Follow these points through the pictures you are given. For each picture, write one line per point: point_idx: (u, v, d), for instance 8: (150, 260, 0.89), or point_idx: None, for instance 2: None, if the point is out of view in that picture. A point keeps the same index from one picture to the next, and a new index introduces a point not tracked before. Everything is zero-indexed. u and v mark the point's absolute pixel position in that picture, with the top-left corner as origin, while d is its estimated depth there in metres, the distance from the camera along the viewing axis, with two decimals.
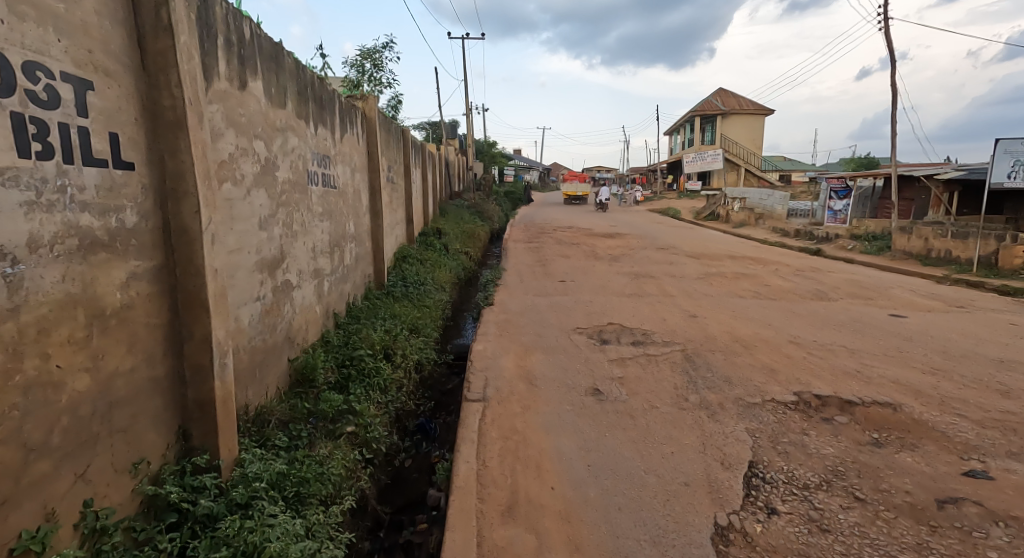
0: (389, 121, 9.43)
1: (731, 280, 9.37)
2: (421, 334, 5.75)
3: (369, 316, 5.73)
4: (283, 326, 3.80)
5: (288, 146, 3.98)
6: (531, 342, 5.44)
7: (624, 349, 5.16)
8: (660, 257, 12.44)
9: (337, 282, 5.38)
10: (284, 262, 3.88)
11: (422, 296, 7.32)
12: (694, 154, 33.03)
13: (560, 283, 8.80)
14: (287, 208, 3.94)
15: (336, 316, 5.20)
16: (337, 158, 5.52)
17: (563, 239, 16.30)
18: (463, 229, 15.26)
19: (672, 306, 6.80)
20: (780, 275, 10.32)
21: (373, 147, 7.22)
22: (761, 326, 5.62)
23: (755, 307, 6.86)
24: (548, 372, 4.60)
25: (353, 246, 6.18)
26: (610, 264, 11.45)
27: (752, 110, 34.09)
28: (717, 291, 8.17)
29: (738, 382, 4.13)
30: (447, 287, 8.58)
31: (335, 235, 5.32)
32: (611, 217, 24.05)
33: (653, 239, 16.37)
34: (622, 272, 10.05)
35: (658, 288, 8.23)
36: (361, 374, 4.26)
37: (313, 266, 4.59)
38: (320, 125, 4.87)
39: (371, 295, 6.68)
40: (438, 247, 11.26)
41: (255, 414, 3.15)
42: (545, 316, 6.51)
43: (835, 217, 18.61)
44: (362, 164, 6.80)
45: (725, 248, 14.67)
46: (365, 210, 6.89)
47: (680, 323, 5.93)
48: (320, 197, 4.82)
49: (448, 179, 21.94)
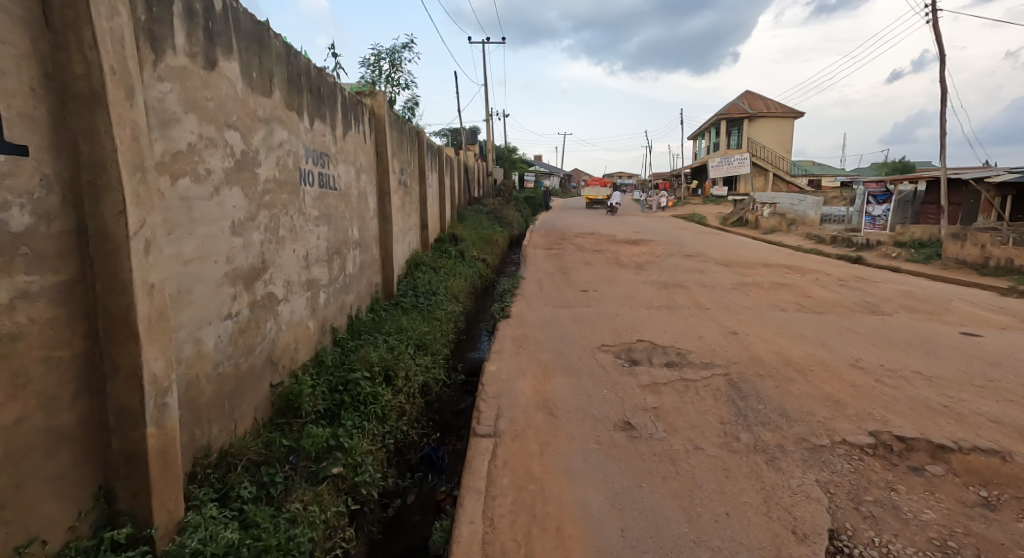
0: (402, 122, 8.94)
1: (769, 291, 8.66)
2: (428, 351, 5.22)
3: (372, 331, 5.23)
4: (264, 347, 3.29)
5: (274, 140, 3.49)
6: (551, 362, 4.86)
7: (657, 372, 4.54)
8: (689, 265, 11.73)
9: (336, 293, 4.87)
10: (267, 272, 3.37)
11: (433, 307, 6.80)
12: (720, 158, 32.07)
13: (583, 294, 8.21)
14: (271, 210, 3.43)
15: (334, 331, 4.70)
16: (338, 157, 5.03)
17: (585, 245, 15.67)
18: (481, 235, 14.73)
19: (708, 321, 6.15)
20: (822, 285, 9.56)
21: (382, 147, 6.74)
22: (814, 346, 4.95)
23: (802, 322, 6.17)
24: (571, 399, 4.01)
25: (357, 253, 5.68)
26: (635, 272, 10.81)
27: (781, 113, 33.04)
28: (755, 303, 7.49)
29: (797, 417, 3.49)
30: (461, 297, 8.05)
31: (334, 241, 4.82)
32: (634, 223, 23.32)
33: (679, 245, 15.64)
34: (649, 281, 9.40)
35: (690, 299, 7.57)
36: (355, 401, 3.74)
37: (306, 276, 4.08)
38: (316, 119, 4.38)
39: (376, 306, 6.18)
40: (454, 254, 10.75)
41: (219, 457, 2.63)
42: (568, 331, 5.92)
43: (872, 222, 17.75)
44: (370, 165, 6.32)
45: (757, 255, 13.87)
46: (372, 214, 6.40)
47: (719, 341, 5.28)
48: (315, 199, 4.32)
49: (467, 183, 21.47)
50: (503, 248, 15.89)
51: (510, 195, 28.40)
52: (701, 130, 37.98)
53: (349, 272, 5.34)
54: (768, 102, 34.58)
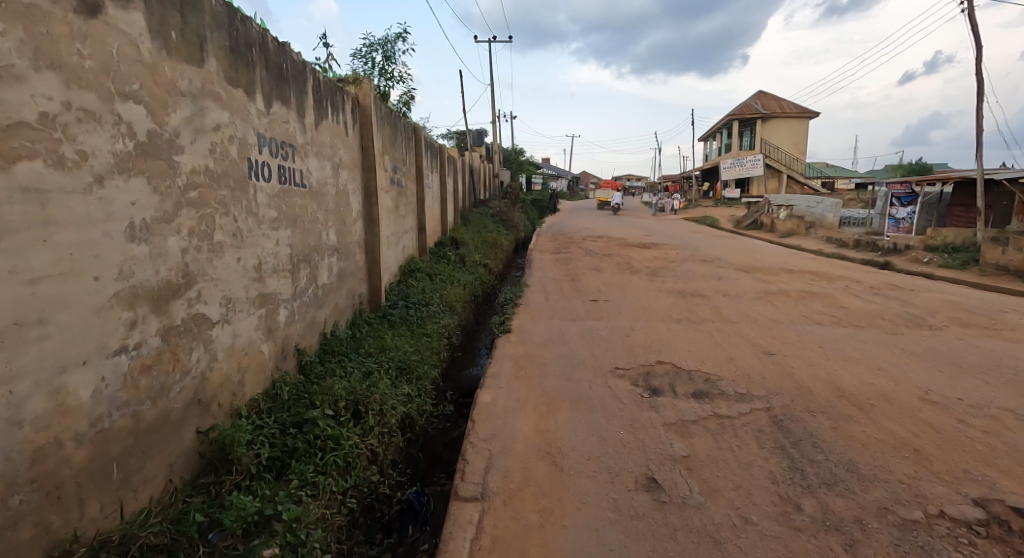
0: (395, 116, 8.25)
1: (798, 301, 7.88)
2: (412, 374, 4.49)
3: (346, 351, 4.49)
4: (186, 385, 2.56)
5: (205, 120, 2.77)
6: (556, 391, 4.11)
7: (683, 404, 3.79)
8: (706, 271, 10.94)
9: (302, 308, 4.14)
10: (194, 288, 2.65)
11: (424, 320, 6.07)
12: (733, 159, 31.18)
13: (592, 304, 7.45)
14: (202, 209, 2.72)
15: (297, 354, 3.97)
16: (308, 149, 4.33)
17: (593, 249, 14.94)
18: (484, 238, 14.02)
19: (737, 337, 5.37)
20: (854, 293, 8.75)
21: (368, 142, 6.06)
22: (868, 372, 4.17)
23: (844, 339, 5.38)
24: (580, 442, 3.26)
25: (334, 261, 4.96)
26: (649, 279, 10.04)
27: (795, 114, 32.09)
28: (786, 315, 6.69)
29: (872, 475, 2.72)
30: (458, 307, 7.31)
31: (299, 246, 4.09)
32: (645, 225, 22.52)
33: (693, 249, 14.84)
34: (664, 290, 8.63)
35: (713, 311, 6.80)
36: (311, 447, 3.00)
37: (257, 291, 3.36)
38: (275, 101, 3.67)
39: (358, 321, 5.46)
40: (453, 259, 10.04)
41: (94, 549, 1.91)
42: (576, 349, 5.17)
43: (896, 225, 16.85)
44: (353, 161, 5.63)
45: (777, 261, 13.03)
46: (355, 217, 5.70)
47: (754, 364, 4.51)
48: (273, 197, 3.61)
49: (472, 185, 20.81)
50: (508, 253, 15.16)
51: (517, 196, 27.69)
52: (712, 131, 37.09)
53: (322, 284, 4.62)
54: (781, 102, 33.65)
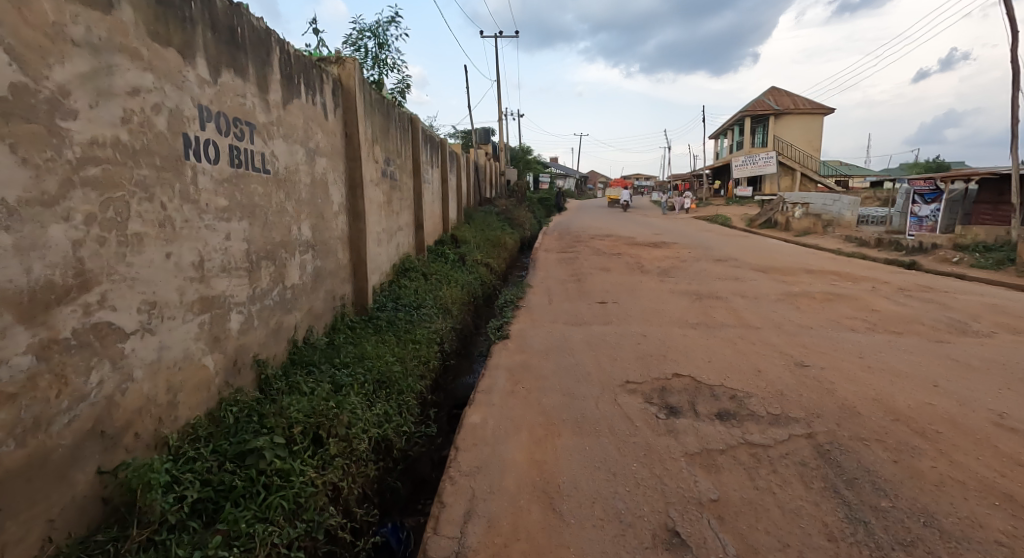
0: (388, 104, 7.70)
1: (824, 304, 7.25)
2: (391, 388, 3.94)
3: (317, 363, 3.95)
4: (78, 415, 2.01)
5: (114, 81, 2.22)
6: (557, 410, 3.54)
7: (708, 428, 3.20)
8: (721, 271, 10.32)
9: (264, 312, 3.60)
10: (98, 291, 2.11)
11: (413, 324, 5.52)
12: (745, 157, 30.40)
13: (600, 306, 6.87)
14: (109, 192, 2.18)
15: (254, 366, 3.41)
16: (274, 130, 3.78)
17: (602, 248, 14.34)
18: (487, 237, 13.48)
19: (763, 345, 4.77)
20: (885, 295, 8.09)
21: (352, 128, 5.52)
22: (923, 389, 3.56)
23: (885, 348, 4.75)
24: (584, 478, 2.69)
25: (308, 259, 4.43)
26: (660, 279, 9.44)
27: (809, 110, 31.25)
28: (813, 320, 6.06)
29: (958, 534, 2.13)
30: (453, 309, 6.77)
31: (260, 240, 3.55)
32: (654, 224, 21.88)
33: (707, 248, 14.19)
34: (677, 291, 8.03)
35: (733, 315, 6.18)
36: (253, 485, 2.45)
37: (197, 295, 2.81)
38: (226, 70, 3.13)
39: (336, 328, 4.92)
40: (452, 258, 9.50)
41: None
42: (580, 359, 4.59)
43: (919, 223, 16.15)
44: (334, 148, 5.09)
45: (795, 260, 12.36)
46: (335, 210, 5.17)
47: (785, 379, 3.92)
48: (222, 182, 3.07)
49: (477, 183, 20.25)
50: (512, 252, 14.58)
51: (524, 195, 27.12)
52: (723, 128, 36.29)
53: (292, 284, 4.08)
54: (795, 98, 32.81)
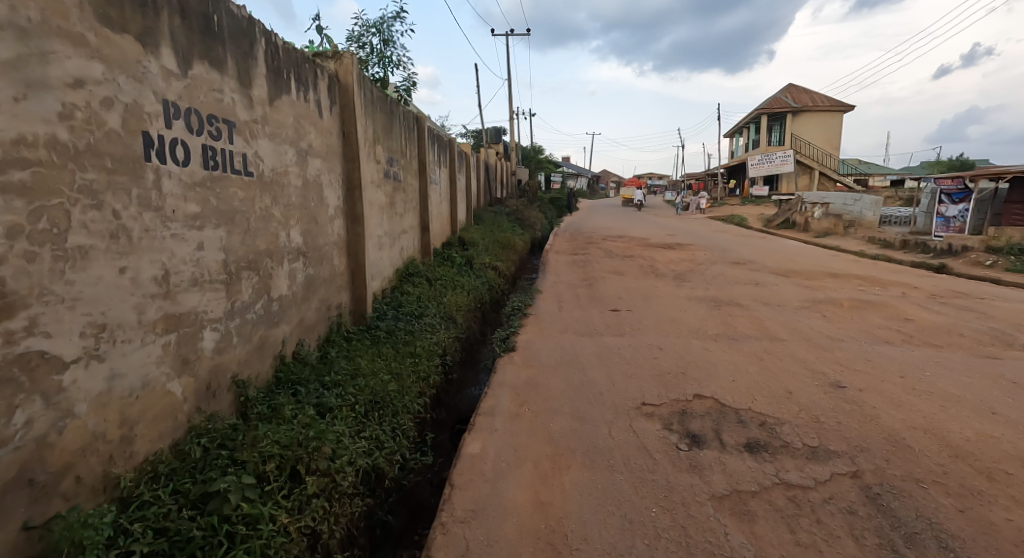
0: (392, 101, 7.39)
1: (852, 312, 6.81)
2: (385, 409, 3.62)
3: (305, 382, 3.64)
4: None
5: (49, 71, 1.91)
6: (566, 439, 3.19)
7: (736, 464, 2.84)
8: (740, 276, 9.89)
9: (245, 328, 3.29)
10: (26, 318, 1.81)
11: (414, 335, 5.20)
12: (761, 156, 29.75)
13: (612, 314, 6.50)
14: (43, 200, 1.87)
15: (233, 387, 3.11)
16: (259, 129, 3.48)
17: (614, 250, 13.95)
18: (496, 239, 13.14)
19: (792, 361, 4.38)
20: (916, 302, 7.63)
21: (350, 127, 5.21)
22: (980, 419, 3.16)
23: (927, 366, 4.34)
24: (598, 527, 2.35)
25: (299, 268, 4.12)
26: (676, 284, 9.04)
27: (828, 107, 30.50)
28: (843, 331, 5.65)
29: None
30: (458, 317, 6.45)
31: (240, 250, 3.24)
32: (668, 225, 21.39)
33: (723, 250, 13.74)
34: (695, 298, 7.63)
35: (756, 325, 5.79)
36: (215, 535, 2.13)
37: (161, 313, 2.50)
38: (199, 62, 2.82)
39: (331, 340, 4.61)
40: (458, 262, 9.18)
41: None
42: (592, 375, 4.24)
43: (946, 224, 15.57)
44: (329, 148, 4.78)
45: (817, 264, 11.86)
46: (331, 214, 4.87)
47: (821, 403, 3.53)
48: (194, 187, 2.77)
49: (487, 183, 19.93)
50: (522, 254, 14.24)
51: (535, 195, 26.75)
52: (739, 126, 35.60)
53: (279, 296, 3.78)
54: (813, 95, 32.04)
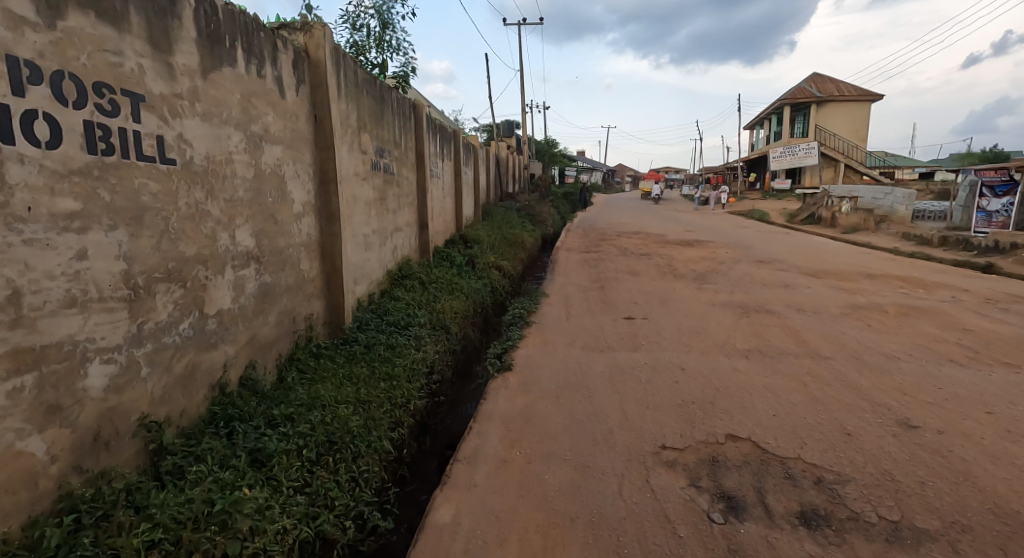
0: (383, 85, 6.70)
1: (901, 321, 5.98)
2: (343, 452, 2.95)
3: (247, 418, 2.98)
4: None
5: None
6: (563, 501, 2.50)
7: (790, 549, 2.12)
8: (767, 277, 9.07)
9: (162, 355, 2.62)
10: None
11: (396, 350, 4.53)
12: (783, 148, 28.58)
13: (626, 323, 5.75)
14: None
15: (141, 432, 2.44)
16: (185, 105, 2.80)
17: (629, 247, 13.18)
18: (504, 236, 12.45)
19: (844, 389, 3.60)
20: (972, 308, 6.75)
21: (323, 111, 4.55)
22: None
23: (1011, 395, 3.55)
24: None
25: (250, 276, 3.46)
26: (697, 285, 8.27)
27: (855, 97, 29.15)
28: (896, 346, 4.85)
29: None
30: (453, 326, 5.77)
31: (155, 257, 2.57)
32: (687, 220, 20.48)
33: (746, 248, 12.87)
34: (718, 303, 6.85)
35: (792, 339, 5.02)
36: None
37: (4, 348, 1.86)
38: (77, 10, 2.14)
39: (295, 360, 3.95)
40: (460, 262, 8.50)
41: None
42: (601, 405, 3.52)
43: (987, 219, 14.27)
44: (293, 135, 4.12)
45: (850, 263, 10.95)
46: (297, 212, 4.20)
47: (891, 451, 2.76)
48: (70, 177, 2.10)
49: (498, 177, 19.25)
50: (532, 252, 13.54)
51: (548, 190, 25.99)
52: (760, 118, 34.35)
53: (218, 311, 3.11)
54: (839, 84, 30.73)
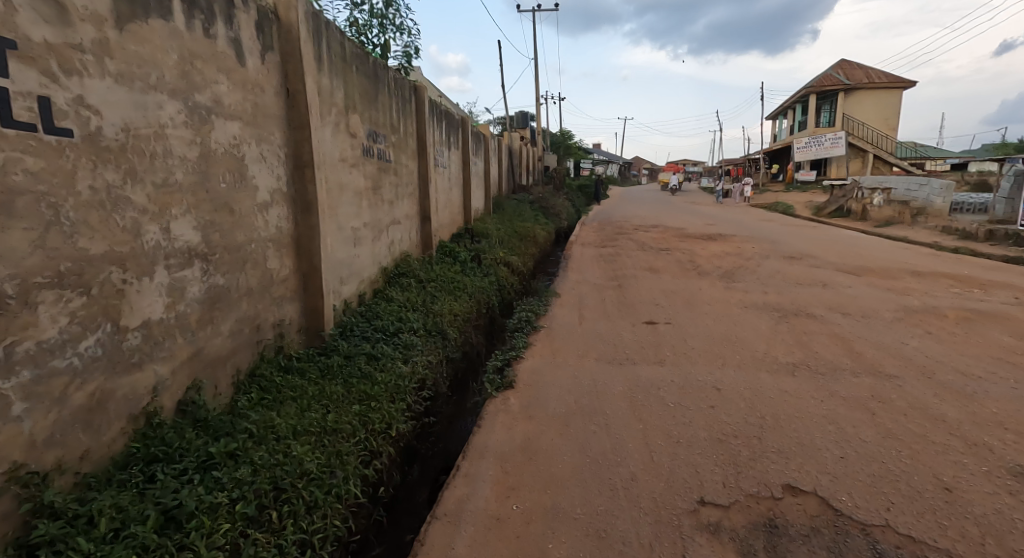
0: (377, 62, 6.06)
1: (966, 328, 5.21)
2: (293, 505, 2.33)
3: (175, 459, 2.37)
4: None
5: None
6: None
7: None
8: (801, 275, 8.29)
9: (50, 384, 2.02)
10: None
11: (380, 362, 3.91)
12: (808, 138, 27.42)
13: (647, 329, 5.07)
14: None
15: (10, 489, 1.85)
16: (86, 61, 2.18)
17: (648, 242, 12.42)
18: (515, 229, 11.78)
19: (925, 421, 2.89)
20: None
21: (296, 84, 3.92)
22: None
23: None
24: None
25: (193, 278, 2.85)
26: (724, 284, 7.53)
27: (885, 84, 27.82)
28: (969, 360, 4.11)
29: None
30: (452, 331, 5.15)
31: (34, 257, 1.95)
32: (708, 213, 19.60)
33: (774, 243, 12.04)
34: (751, 305, 6.12)
35: (843, 350, 4.30)
36: None
37: None
38: None
39: (256, 377, 3.34)
40: (464, 258, 7.86)
41: None
42: (622, 441, 2.86)
43: None
44: (256, 110, 3.50)
45: (889, 259, 10.09)
46: (263, 201, 3.59)
47: (1015, 521, 2.06)
48: None
49: (511, 169, 18.57)
50: (544, 246, 12.87)
51: (563, 181, 25.22)
52: (783, 107, 33.12)
53: (145, 322, 2.50)
54: (868, 71, 29.38)
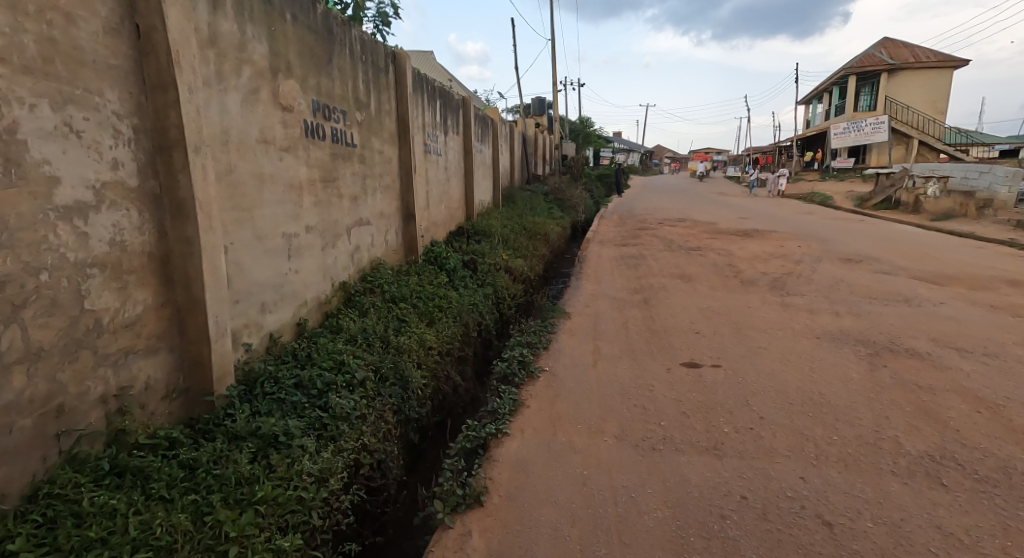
0: (332, 15, 4.61)
1: None
2: None
3: None
4: None
5: None
6: None
7: None
8: (871, 285, 6.72)
9: None
10: None
11: (282, 452, 2.54)
12: (848, 123, 25.30)
13: (691, 378, 3.61)
14: None
15: None
16: None
17: (676, 239, 10.87)
18: (523, 225, 10.34)
19: None
20: None
21: (148, 16, 2.51)
22: None
23: None
24: None
25: None
26: (778, 299, 6.02)
27: (935, 64, 25.48)
28: None
29: None
30: (417, 375, 3.76)
31: None
32: (740, 206, 17.84)
33: (823, 241, 10.41)
34: (824, 334, 4.62)
35: (999, 430, 2.82)
36: None
37: None
38: None
39: (44, 502, 1.98)
40: (455, 265, 6.46)
41: None
42: None
43: None
44: (55, 50, 2.12)
45: (969, 263, 8.42)
46: (79, 202, 2.22)
47: None
48: None
49: (524, 157, 17.03)
50: (558, 244, 11.39)
51: (581, 171, 23.61)
52: (819, 90, 30.85)
53: None
54: (913, 50, 26.99)
